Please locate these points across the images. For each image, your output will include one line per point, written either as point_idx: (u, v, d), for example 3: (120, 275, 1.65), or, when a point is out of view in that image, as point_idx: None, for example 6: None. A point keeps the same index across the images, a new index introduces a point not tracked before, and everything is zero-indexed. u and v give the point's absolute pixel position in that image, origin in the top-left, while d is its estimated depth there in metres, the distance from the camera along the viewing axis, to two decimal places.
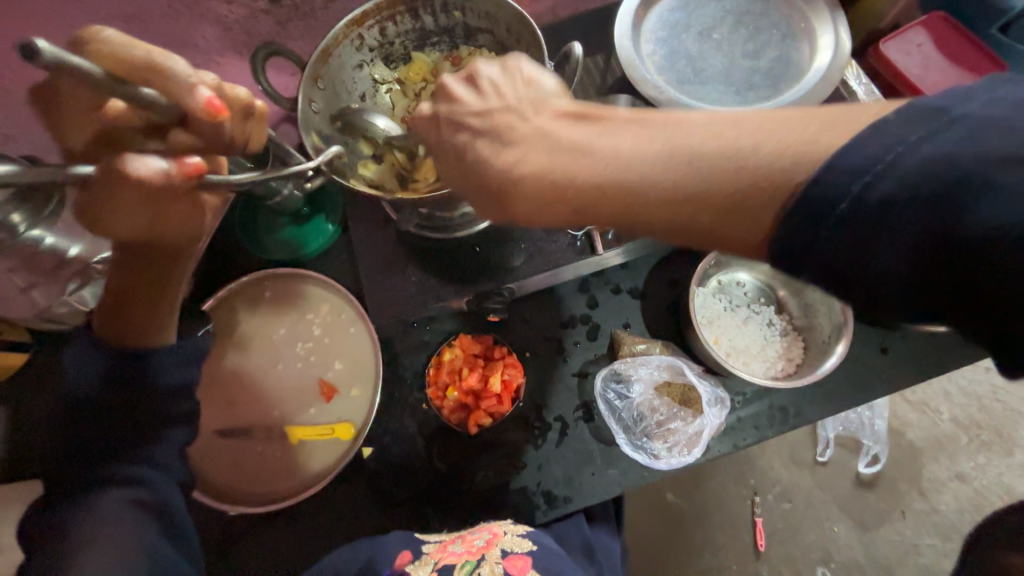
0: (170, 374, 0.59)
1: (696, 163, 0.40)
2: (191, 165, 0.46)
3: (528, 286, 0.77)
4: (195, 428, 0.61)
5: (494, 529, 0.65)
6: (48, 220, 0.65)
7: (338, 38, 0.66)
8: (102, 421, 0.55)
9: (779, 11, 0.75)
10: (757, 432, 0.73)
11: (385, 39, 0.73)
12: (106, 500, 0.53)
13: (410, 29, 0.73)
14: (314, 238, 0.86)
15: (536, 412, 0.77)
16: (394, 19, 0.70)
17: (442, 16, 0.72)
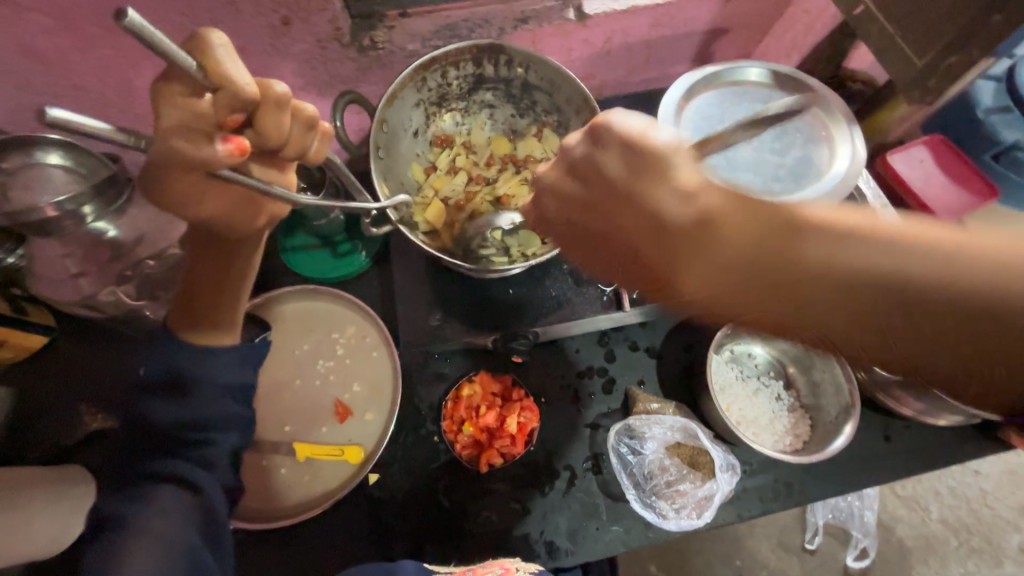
0: (228, 374, 0.61)
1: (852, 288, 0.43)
2: (233, 145, 0.43)
3: (551, 333, 0.80)
4: (243, 433, 0.63)
5: (506, 564, 0.66)
6: (113, 214, 0.71)
7: (405, 81, 0.74)
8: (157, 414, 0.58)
9: (805, 117, 0.77)
10: (761, 505, 0.74)
11: (445, 82, 0.81)
12: (164, 496, 0.57)
13: (469, 74, 0.81)
14: (352, 262, 0.90)
15: (546, 457, 0.78)
16: (457, 65, 0.78)
17: (501, 67, 0.80)
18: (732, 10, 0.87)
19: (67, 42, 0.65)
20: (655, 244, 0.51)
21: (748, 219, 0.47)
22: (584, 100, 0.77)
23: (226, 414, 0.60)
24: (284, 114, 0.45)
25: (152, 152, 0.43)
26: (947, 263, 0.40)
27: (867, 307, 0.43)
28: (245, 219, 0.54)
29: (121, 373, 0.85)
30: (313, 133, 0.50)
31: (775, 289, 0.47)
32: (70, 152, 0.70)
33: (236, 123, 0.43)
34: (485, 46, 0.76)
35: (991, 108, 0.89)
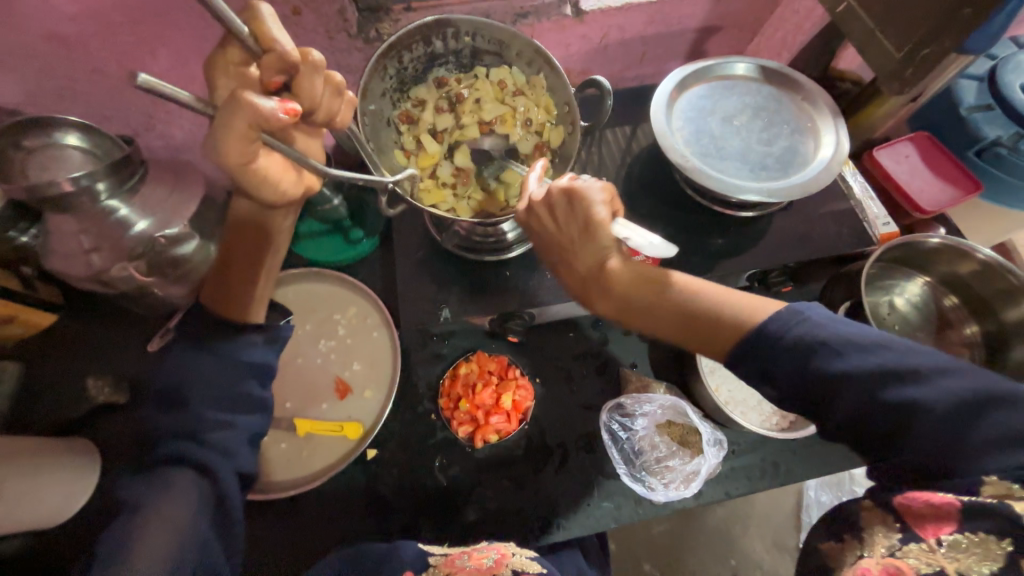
0: (253, 353, 0.63)
1: (698, 299, 0.55)
2: (288, 107, 0.46)
3: (547, 313, 0.83)
4: (264, 419, 0.64)
5: (502, 550, 0.67)
6: (126, 193, 0.74)
7: (371, 72, 0.70)
8: (180, 395, 0.59)
9: (789, 110, 0.81)
10: (749, 483, 0.76)
11: (402, 66, 0.76)
12: (181, 478, 0.55)
13: (421, 55, 0.77)
14: (354, 246, 0.92)
15: (540, 436, 0.80)
16: (409, 46, 0.74)
17: (451, 41, 0.77)
18: (723, 10, 0.91)
19: (90, 28, 0.69)
20: (575, 258, 0.60)
21: (636, 279, 0.58)
22: (556, 75, 0.75)
23: (251, 394, 0.62)
24: (319, 78, 0.50)
25: (214, 125, 0.45)
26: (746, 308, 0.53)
27: (699, 331, 0.55)
28: (285, 183, 0.55)
29: (126, 350, 0.88)
30: (340, 99, 0.54)
31: (634, 309, 0.58)
32: (87, 133, 0.73)
33: (279, 87, 0.50)
34: (432, 22, 0.72)
35: (974, 105, 0.93)
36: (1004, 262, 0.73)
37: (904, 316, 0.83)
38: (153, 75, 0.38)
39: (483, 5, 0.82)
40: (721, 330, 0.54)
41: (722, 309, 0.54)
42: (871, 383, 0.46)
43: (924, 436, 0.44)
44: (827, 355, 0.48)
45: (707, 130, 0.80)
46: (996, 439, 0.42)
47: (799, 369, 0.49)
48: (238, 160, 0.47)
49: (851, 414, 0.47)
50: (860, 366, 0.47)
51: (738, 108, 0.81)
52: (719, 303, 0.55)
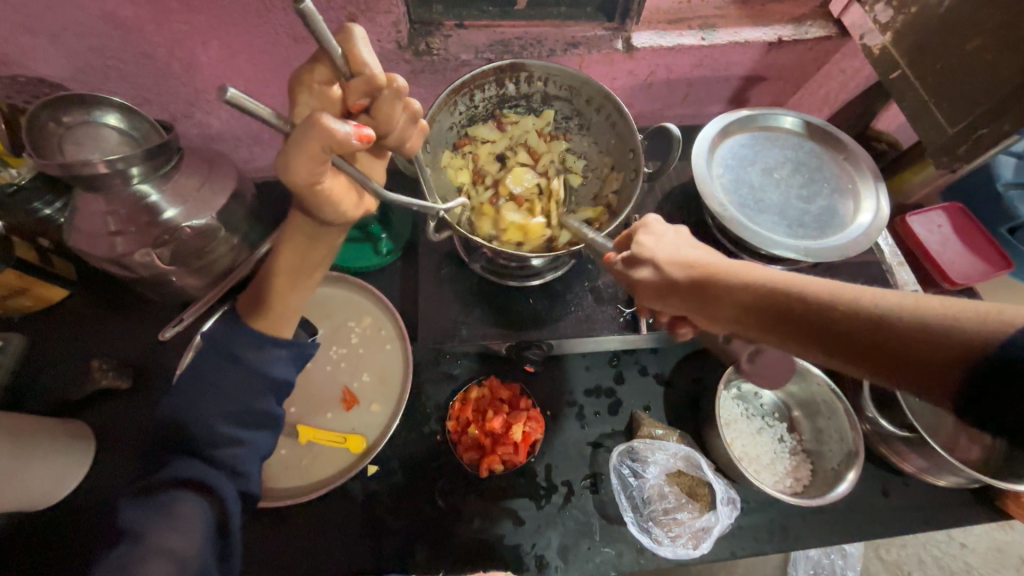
0: (278, 368, 0.59)
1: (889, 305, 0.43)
2: (363, 134, 0.47)
3: (565, 346, 0.81)
4: (276, 437, 0.61)
5: None
6: (158, 179, 0.72)
7: (440, 105, 0.70)
8: (186, 412, 0.56)
9: (832, 171, 0.81)
10: (755, 544, 0.74)
11: (474, 104, 0.76)
12: (185, 505, 0.53)
13: (493, 96, 0.76)
14: (374, 251, 0.91)
15: (545, 470, 0.78)
16: (482, 86, 0.73)
17: (525, 85, 0.75)
18: (771, 61, 0.91)
19: (147, 13, 0.68)
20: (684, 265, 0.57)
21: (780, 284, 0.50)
22: (625, 125, 0.71)
23: (265, 411, 0.58)
24: (399, 104, 0.52)
25: (289, 141, 0.46)
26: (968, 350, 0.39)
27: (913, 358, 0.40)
28: (346, 205, 0.54)
29: (134, 334, 0.86)
30: (414, 125, 0.56)
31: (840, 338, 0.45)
32: (127, 115, 0.71)
33: (360, 108, 0.51)
34: (508, 64, 0.71)
35: (1010, 182, 0.94)
36: None
37: None
38: (240, 91, 0.39)
39: (535, 31, 0.81)
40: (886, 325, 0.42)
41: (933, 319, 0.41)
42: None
43: None
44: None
45: (747, 180, 0.79)
46: None
47: None
48: (306, 180, 0.48)
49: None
50: None
51: (801, 177, 0.80)
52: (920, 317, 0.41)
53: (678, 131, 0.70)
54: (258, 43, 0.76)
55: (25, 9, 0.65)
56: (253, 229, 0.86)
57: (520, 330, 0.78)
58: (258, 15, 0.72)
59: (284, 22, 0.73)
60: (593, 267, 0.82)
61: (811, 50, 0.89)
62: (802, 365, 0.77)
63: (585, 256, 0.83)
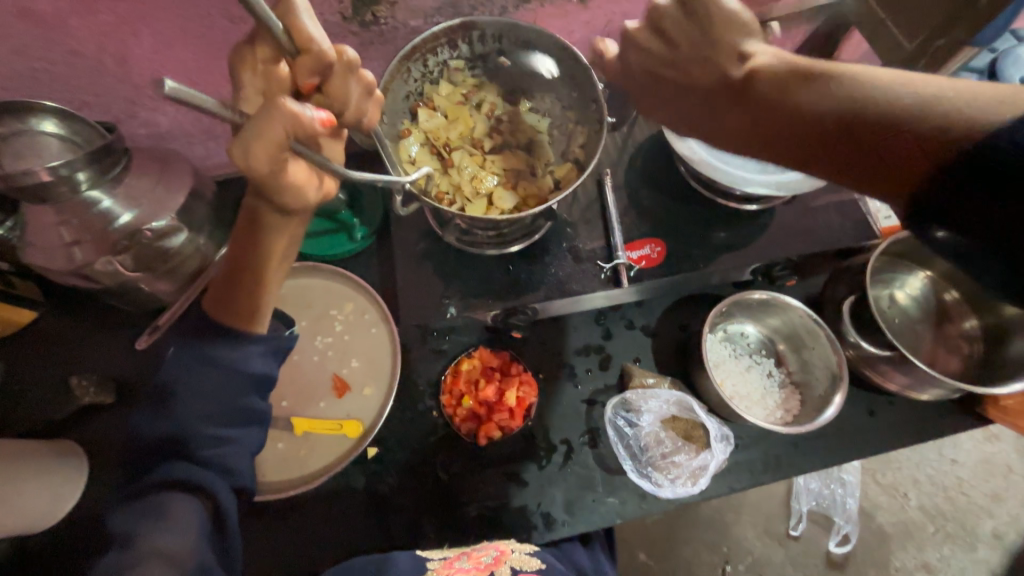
0: (254, 363, 0.58)
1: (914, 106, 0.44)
2: (326, 118, 0.46)
3: (549, 309, 0.81)
4: (264, 433, 0.61)
5: (501, 548, 0.66)
6: (109, 184, 0.69)
7: (393, 74, 0.68)
8: (170, 409, 0.56)
9: None
10: (752, 477, 0.77)
11: (428, 70, 0.74)
12: (177, 503, 0.53)
13: (446, 59, 0.74)
14: (347, 239, 0.89)
15: (543, 432, 0.79)
16: (434, 51, 0.71)
17: (477, 44, 0.73)
18: None
19: (66, 6, 0.64)
20: (660, 92, 0.66)
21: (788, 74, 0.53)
22: (582, 73, 0.70)
23: (249, 407, 0.58)
24: (353, 79, 0.50)
25: (245, 128, 0.44)
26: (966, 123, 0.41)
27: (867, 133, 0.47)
28: (311, 190, 0.53)
29: (112, 348, 0.84)
30: (370, 99, 0.54)
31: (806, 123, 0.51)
32: (64, 119, 0.67)
33: (313, 88, 0.49)
34: (457, 24, 0.69)
35: None
36: None
37: (904, 310, 0.83)
38: (184, 86, 0.37)
39: None
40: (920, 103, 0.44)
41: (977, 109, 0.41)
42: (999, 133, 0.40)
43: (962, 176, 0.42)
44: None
45: None
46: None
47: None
48: (269, 170, 0.46)
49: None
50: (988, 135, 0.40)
51: None
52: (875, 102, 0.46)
53: None
54: (194, 29, 0.72)
55: None
56: (219, 227, 0.83)
57: (505, 297, 0.80)
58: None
59: (216, 2, 0.69)
60: (570, 227, 0.82)
61: None
62: (782, 300, 0.77)
63: (561, 216, 0.82)
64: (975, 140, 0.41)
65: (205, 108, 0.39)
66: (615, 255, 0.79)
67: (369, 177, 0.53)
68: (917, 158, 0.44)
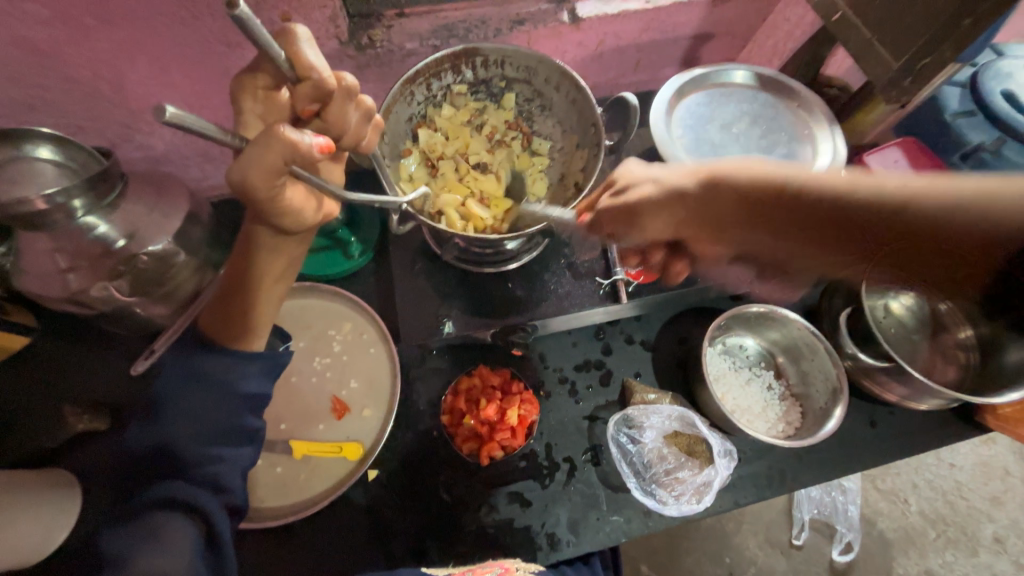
0: (249, 381, 0.58)
1: (830, 199, 0.51)
2: (322, 144, 0.46)
3: (549, 326, 0.82)
4: (257, 451, 0.60)
5: (505, 565, 0.65)
6: (104, 210, 0.68)
7: (396, 97, 0.69)
8: (164, 427, 0.55)
9: (792, 119, 0.82)
10: (756, 491, 0.76)
11: (432, 93, 0.75)
12: (170, 527, 0.51)
13: (449, 83, 0.75)
14: (344, 257, 0.88)
15: (546, 450, 0.79)
16: (438, 75, 0.72)
17: (480, 69, 0.74)
18: (718, 17, 0.90)
19: (62, 34, 0.64)
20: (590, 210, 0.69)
21: (702, 193, 0.59)
22: (578, 92, 0.71)
23: (245, 426, 0.58)
24: (351, 104, 0.50)
25: (246, 152, 0.43)
26: (983, 203, 0.44)
27: (821, 217, 0.52)
28: (308, 212, 0.53)
29: (106, 373, 0.81)
30: (368, 124, 0.55)
31: (763, 210, 0.56)
32: (61, 146, 0.67)
33: (311, 113, 0.49)
34: (461, 50, 0.70)
35: (958, 111, 0.97)
36: None
37: (899, 320, 0.84)
38: (181, 110, 0.37)
39: (478, 12, 0.80)
40: (829, 198, 0.51)
41: (880, 186, 0.49)
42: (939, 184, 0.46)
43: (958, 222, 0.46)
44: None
45: (708, 139, 0.80)
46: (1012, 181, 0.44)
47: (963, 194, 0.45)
48: (265, 193, 0.46)
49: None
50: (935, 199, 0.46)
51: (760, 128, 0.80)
52: (797, 197, 0.53)
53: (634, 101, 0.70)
54: (191, 54, 0.72)
55: None
56: (216, 249, 0.83)
57: (502, 315, 0.78)
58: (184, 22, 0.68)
59: (213, 28, 0.70)
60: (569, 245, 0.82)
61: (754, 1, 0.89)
62: (779, 314, 0.79)
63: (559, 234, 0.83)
64: (912, 207, 0.47)
65: (200, 134, 0.39)
66: (614, 271, 0.78)
67: (368, 199, 0.53)
68: (882, 233, 0.50)
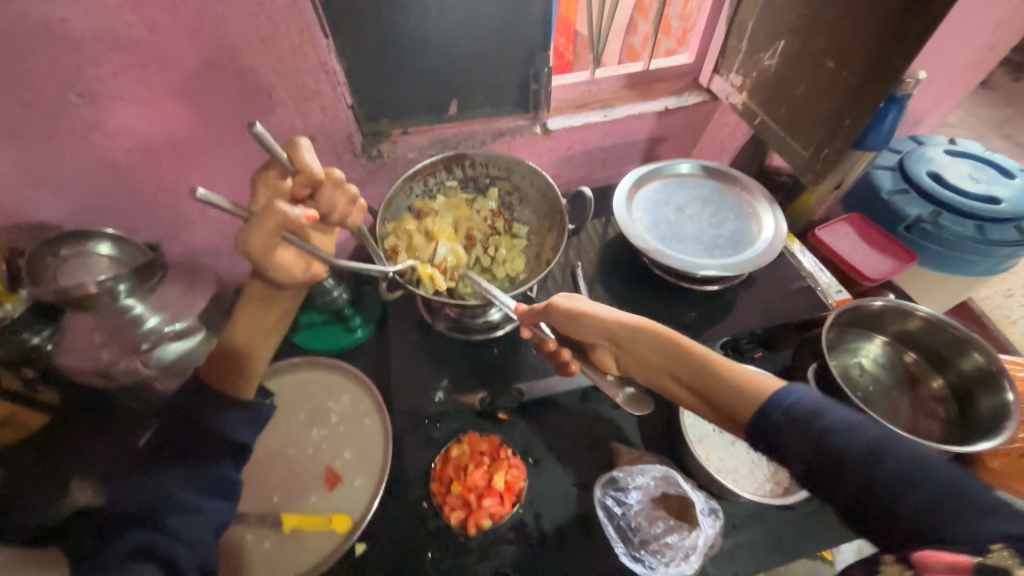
0: (238, 429, 0.63)
1: (722, 374, 0.59)
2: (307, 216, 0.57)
3: (534, 390, 0.85)
4: (234, 508, 0.63)
5: None
6: (143, 292, 0.80)
7: (397, 192, 0.84)
8: (154, 475, 0.60)
9: (736, 200, 0.95)
10: (755, 561, 0.73)
11: (428, 189, 0.91)
12: (141, 573, 0.53)
13: (442, 181, 0.91)
14: (348, 333, 0.97)
15: (535, 520, 0.78)
16: (433, 174, 0.89)
17: (468, 170, 0.91)
18: (666, 125, 1.09)
19: (138, 157, 0.82)
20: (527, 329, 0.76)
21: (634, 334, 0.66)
22: (547, 184, 0.86)
23: (226, 476, 0.62)
24: (338, 191, 0.63)
25: (248, 223, 0.56)
26: (747, 384, 0.57)
27: (712, 388, 0.60)
28: (299, 272, 0.63)
29: (118, 447, 0.86)
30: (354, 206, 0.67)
31: (669, 363, 0.63)
32: (118, 243, 0.82)
33: (305, 197, 0.62)
34: (452, 155, 0.87)
35: (892, 190, 1.07)
36: (943, 318, 0.82)
37: (874, 376, 0.87)
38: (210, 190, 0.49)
39: (466, 129, 0.99)
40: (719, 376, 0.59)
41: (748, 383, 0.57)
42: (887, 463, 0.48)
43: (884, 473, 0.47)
44: (939, 511, 0.44)
45: (665, 218, 0.92)
46: (926, 506, 0.45)
47: (810, 427, 0.52)
48: (262, 253, 0.57)
49: (922, 504, 0.45)
50: (894, 452, 0.48)
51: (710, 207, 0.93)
52: (697, 363, 0.61)
53: (587, 195, 0.86)
54: (235, 169, 0.90)
55: (34, 168, 0.77)
56: None
57: (488, 379, 0.84)
58: (233, 146, 0.86)
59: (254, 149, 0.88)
60: None
61: (694, 113, 1.09)
62: None
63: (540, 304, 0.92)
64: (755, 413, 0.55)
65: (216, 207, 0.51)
66: None
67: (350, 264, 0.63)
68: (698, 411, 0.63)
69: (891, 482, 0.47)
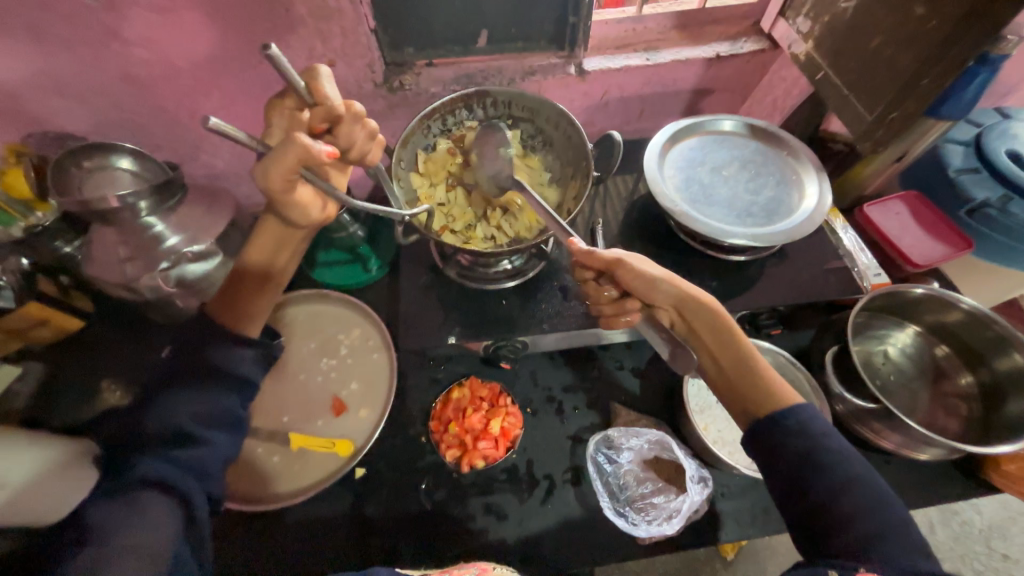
0: (241, 366, 0.64)
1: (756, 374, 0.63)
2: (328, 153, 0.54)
3: (539, 344, 0.85)
4: (238, 440, 0.64)
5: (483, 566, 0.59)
6: (163, 211, 0.81)
7: (414, 127, 0.80)
8: (163, 405, 0.61)
9: (779, 164, 0.87)
10: (738, 529, 0.75)
11: (447, 126, 0.86)
12: (152, 501, 0.55)
13: (462, 120, 0.86)
14: (362, 270, 0.98)
15: (527, 466, 0.80)
16: (453, 111, 0.84)
17: (490, 109, 0.85)
18: (715, 75, 0.99)
19: (157, 72, 0.80)
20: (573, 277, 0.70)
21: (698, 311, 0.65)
22: (574, 129, 0.81)
23: (234, 412, 0.63)
24: (358, 125, 0.59)
25: (266, 156, 0.53)
26: (776, 387, 0.62)
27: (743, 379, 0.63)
28: (313, 210, 0.62)
29: (144, 357, 0.92)
30: (373, 142, 0.63)
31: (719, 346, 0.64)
32: (138, 159, 0.81)
33: (323, 130, 0.59)
34: (474, 91, 0.82)
35: (961, 168, 0.96)
36: (988, 311, 0.76)
37: (898, 366, 0.83)
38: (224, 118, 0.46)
39: (495, 63, 0.92)
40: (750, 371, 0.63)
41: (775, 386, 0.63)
42: (850, 496, 0.54)
43: (849, 494, 0.54)
44: (881, 541, 0.51)
45: (698, 179, 0.85)
46: (867, 538, 0.51)
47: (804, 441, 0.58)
48: (281, 188, 0.55)
49: (866, 537, 0.51)
50: (859, 480, 0.55)
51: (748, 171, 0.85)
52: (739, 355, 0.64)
53: (618, 137, 0.79)
54: (254, 91, 0.87)
55: (56, 75, 0.76)
56: None
57: (494, 330, 0.83)
58: (251, 65, 0.83)
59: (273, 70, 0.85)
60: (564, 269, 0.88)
61: (749, 62, 0.98)
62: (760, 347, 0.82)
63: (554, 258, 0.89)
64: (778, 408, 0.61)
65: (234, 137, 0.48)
66: None
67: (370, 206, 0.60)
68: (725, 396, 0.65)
69: (849, 508, 0.53)
